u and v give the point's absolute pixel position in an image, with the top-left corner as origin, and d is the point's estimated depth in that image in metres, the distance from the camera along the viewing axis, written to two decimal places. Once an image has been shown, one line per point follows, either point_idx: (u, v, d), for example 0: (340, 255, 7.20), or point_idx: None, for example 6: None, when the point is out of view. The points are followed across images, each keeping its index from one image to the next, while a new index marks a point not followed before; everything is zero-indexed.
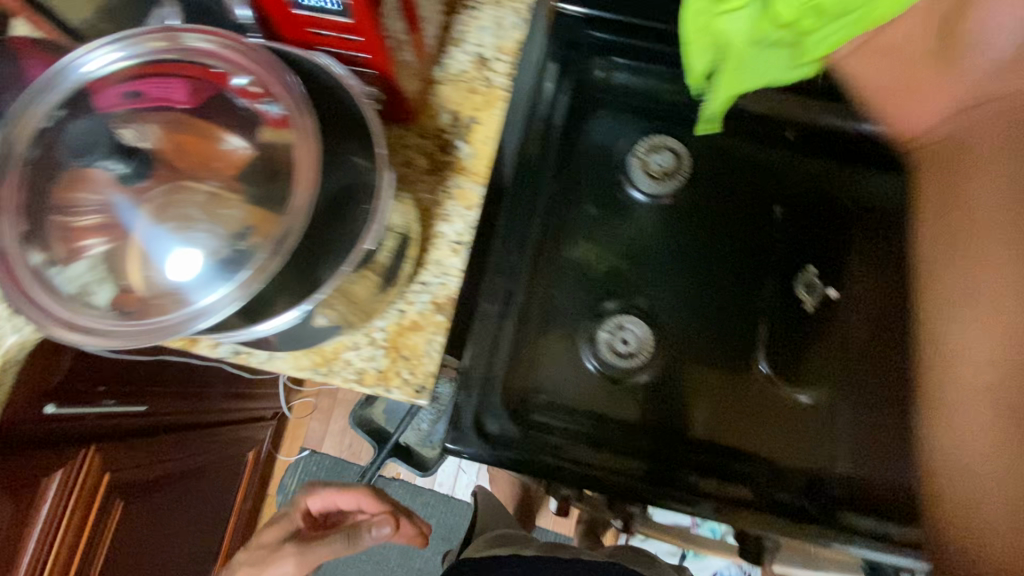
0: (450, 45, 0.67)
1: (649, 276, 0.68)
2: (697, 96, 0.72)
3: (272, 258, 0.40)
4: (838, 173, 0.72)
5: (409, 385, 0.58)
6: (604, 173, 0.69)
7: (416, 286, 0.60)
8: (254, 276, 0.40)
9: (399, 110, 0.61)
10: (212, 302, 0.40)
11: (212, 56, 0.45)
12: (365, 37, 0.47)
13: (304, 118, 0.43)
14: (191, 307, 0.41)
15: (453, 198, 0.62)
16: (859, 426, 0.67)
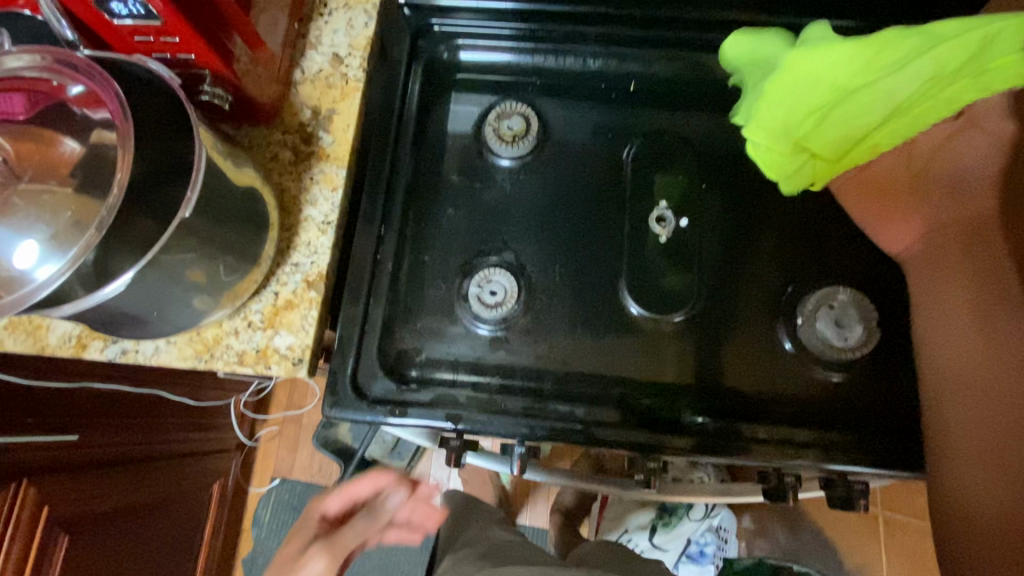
0: (306, 48, 0.71)
1: (511, 232, 0.69)
2: (543, 60, 0.75)
3: (96, 232, 0.45)
4: (688, 111, 0.73)
5: (288, 359, 0.61)
6: (460, 148, 0.73)
7: (288, 268, 0.64)
8: (80, 251, 0.45)
9: (255, 111, 0.66)
10: (45, 278, 0.45)
11: (43, 71, 0.49)
12: (184, 37, 0.53)
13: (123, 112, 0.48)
14: (28, 288, 0.45)
15: (318, 183, 0.67)
16: (737, 344, 0.65)
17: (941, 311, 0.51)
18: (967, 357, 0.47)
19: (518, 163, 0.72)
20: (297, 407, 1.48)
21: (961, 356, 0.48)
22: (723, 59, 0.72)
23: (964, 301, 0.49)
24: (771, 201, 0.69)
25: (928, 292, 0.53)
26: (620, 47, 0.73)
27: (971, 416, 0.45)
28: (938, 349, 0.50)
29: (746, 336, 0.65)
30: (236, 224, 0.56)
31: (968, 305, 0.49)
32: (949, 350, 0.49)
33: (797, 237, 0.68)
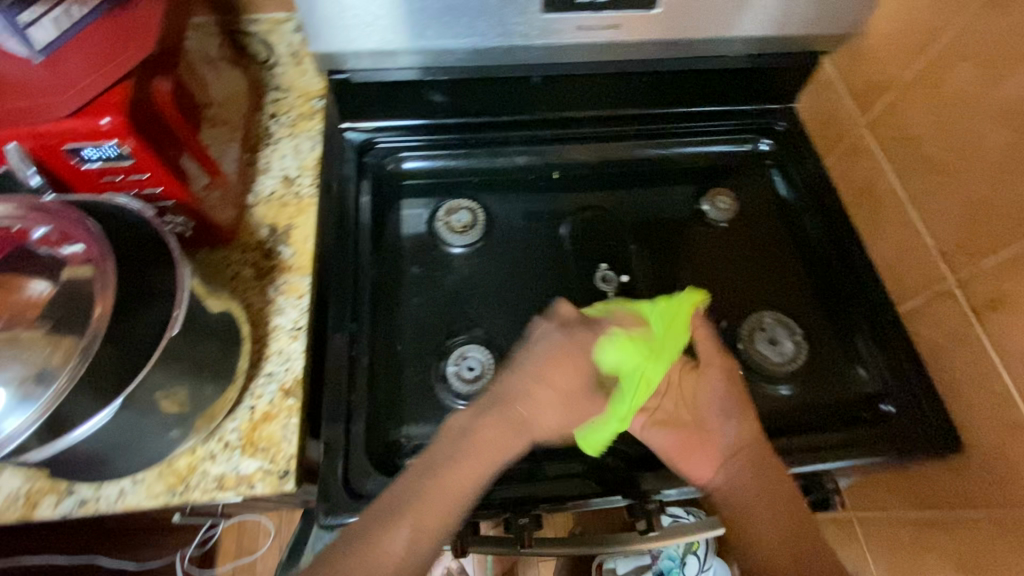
0: (257, 174, 0.77)
1: (475, 311, 0.74)
2: (475, 162, 0.85)
3: (75, 369, 0.46)
4: (609, 189, 0.86)
5: (272, 474, 0.59)
6: (418, 243, 0.79)
7: (262, 379, 0.64)
8: (55, 393, 0.45)
9: (215, 235, 0.68)
10: (14, 426, 0.44)
11: (11, 218, 0.50)
12: (152, 171, 0.56)
13: (104, 248, 0.50)
14: None
15: (283, 293, 0.69)
16: None
17: (779, 488, 0.58)
18: (774, 530, 0.56)
19: (470, 250, 0.79)
20: (248, 555, 1.29)
21: (772, 534, 0.55)
22: (625, 146, 0.87)
23: (785, 487, 0.58)
24: (693, 251, 0.82)
25: (744, 484, 0.58)
26: (540, 145, 0.86)
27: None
28: (763, 520, 0.56)
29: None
30: (210, 340, 0.57)
31: (786, 496, 0.57)
32: (772, 521, 0.56)
33: (717, 279, 0.80)
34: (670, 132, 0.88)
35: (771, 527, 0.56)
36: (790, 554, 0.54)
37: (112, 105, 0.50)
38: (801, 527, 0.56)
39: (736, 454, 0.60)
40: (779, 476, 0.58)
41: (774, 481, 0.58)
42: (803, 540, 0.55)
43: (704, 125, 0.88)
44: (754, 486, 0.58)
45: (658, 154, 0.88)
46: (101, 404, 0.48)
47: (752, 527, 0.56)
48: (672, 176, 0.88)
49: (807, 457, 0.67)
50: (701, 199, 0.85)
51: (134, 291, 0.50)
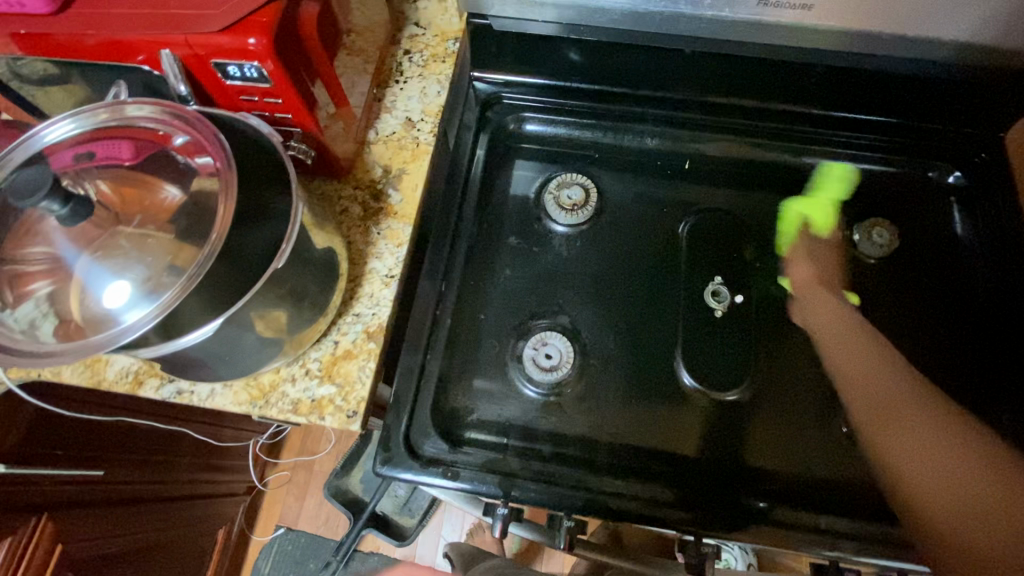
0: (381, 111, 0.76)
1: (566, 296, 0.71)
2: (602, 135, 0.78)
3: (192, 277, 0.48)
4: (748, 190, 0.75)
5: (342, 411, 0.61)
6: (523, 210, 0.76)
7: (349, 318, 0.65)
8: (174, 295, 0.48)
9: (332, 167, 0.69)
10: (136, 320, 0.48)
11: (157, 122, 0.54)
12: (284, 97, 0.56)
13: (228, 159, 0.51)
14: (118, 326, 0.48)
15: (385, 237, 0.69)
16: (785, 422, 0.64)
17: (876, 391, 0.64)
18: (927, 451, 0.61)
19: (573, 230, 0.74)
20: (310, 452, 1.46)
21: (934, 453, 0.61)
22: (778, 146, 0.75)
23: (884, 397, 0.63)
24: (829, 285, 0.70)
25: (874, 406, 0.64)
26: (677, 129, 0.77)
27: (949, 477, 0.60)
28: (904, 439, 0.62)
29: (804, 424, 0.64)
30: (310, 273, 0.58)
31: (913, 402, 0.63)
32: (906, 443, 0.62)
33: (856, 326, 0.67)
34: (835, 141, 0.74)
35: (916, 446, 0.61)
36: (950, 452, 0.60)
37: (259, 24, 0.50)
38: (952, 429, 0.61)
39: (829, 354, 0.66)
40: (874, 379, 0.64)
41: (882, 392, 0.64)
42: (969, 448, 0.60)
43: (878, 140, 0.74)
44: (869, 403, 0.64)
45: (814, 164, 0.75)
46: (207, 315, 0.50)
47: (901, 441, 0.62)
48: (826, 191, 0.74)
49: (870, 548, 0.58)
50: (853, 226, 0.72)
51: (255, 208, 0.52)
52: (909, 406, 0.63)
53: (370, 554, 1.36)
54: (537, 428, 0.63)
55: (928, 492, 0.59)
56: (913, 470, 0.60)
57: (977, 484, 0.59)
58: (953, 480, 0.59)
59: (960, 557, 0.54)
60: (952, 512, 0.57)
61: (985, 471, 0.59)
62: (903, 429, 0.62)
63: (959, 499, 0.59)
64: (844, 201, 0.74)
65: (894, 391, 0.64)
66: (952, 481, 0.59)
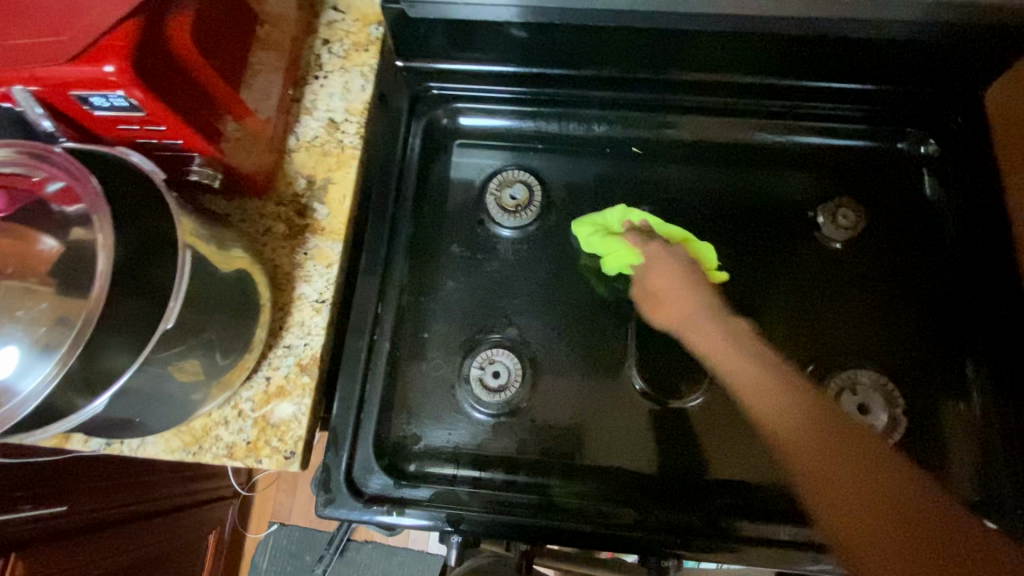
0: (301, 114, 0.69)
1: (514, 305, 0.67)
2: (545, 122, 0.72)
3: (84, 330, 0.42)
4: (705, 177, 0.70)
5: (279, 452, 0.58)
6: (464, 213, 0.70)
7: (280, 351, 0.61)
8: (68, 351, 0.42)
9: (246, 184, 0.63)
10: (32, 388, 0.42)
11: (23, 166, 0.47)
12: (167, 125, 0.51)
13: (100, 203, 0.45)
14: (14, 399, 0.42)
15: (312, 258, 0.64)
16: (745, 429, 0.62)
17: (744, 371, 0.56)
18: (800, 433, 0.52)
19: (519, 233, 0.69)
20: None
21: (815, 433, 0.51)
22: (735, 123, 0.70)
23: (752, 377, 0.56)
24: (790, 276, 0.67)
25: (745, 382, 0.56)
26: (626, 111, 0.70)
27: (863, 482, 0.48)
28: (775, 411, 0.54)
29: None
30: (223, 314, 0.54)
31: (815, 439, 0.51)
32: (789, 415, 0.53)
33: (814, 320, 0.65)
34: (794, 113, 0.69)
35: (795, 426, 0.52)
36: (810, 445, 0.51)
37: (113, 48, 0.44)
38: (815, 425, 0.52)
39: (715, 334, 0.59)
40: (736, 362, 0.57)
41: (774, 380, 0.55)
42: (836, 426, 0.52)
43: (846, 109, 0.68)
44: (761, 380, 0.55)
45: (772, 141, 0.70)
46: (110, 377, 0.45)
47: (762, 409, 0.55)
48: (785, 168, 0.70)
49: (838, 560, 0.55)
50: (818, 209, 0.67)
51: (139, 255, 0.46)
52: (775, 393, 0.54)
53: (364, 542, 1.39)
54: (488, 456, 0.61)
55: (826, 482, 0.49)
56: (800, 441, 0.52)
57: (849, 500, 0.48)
58: (865, 504, 0.48)
59: (866, 569, 0.46)
60: (841, 506, 0.48)
61: (809, 428, 0.52)
62: (803, 424, 0.52)
63: (857, 539, 0.47)
64: (808, 175, 0.70)
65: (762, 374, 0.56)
66: (845, 478, 0.49)
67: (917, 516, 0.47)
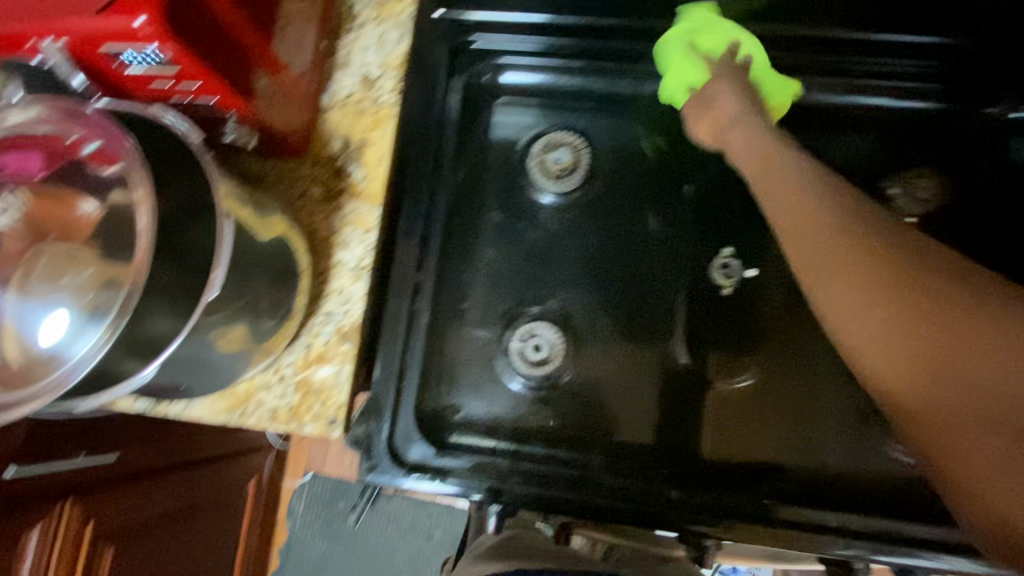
0: (334, 69, 0.65)
1: (556, 275, 0.64)
2: (594, 78, 0.67)
3: (130, 296, 0.42)
4: None
5: (321, 418, 0.58)
6: (506, 177, 0.67)
7: (320, 318, 0.60)
8: (117, 318, 0.42)
9: (281, 145, 0.61)
10: (82, 355, 0.42)
11: (59, 125, 0.46)
12: (201, 82, 0.48)
13: (139, 163, 0.44)
14: (66, 364, 0.42)
15: (350, 223, 0.62)
16: (795, 412, 0.60)
17: (832, 251, 0.45)
18: (861, 306, 0.42)
19: (563, 199, 0.66)
20: None
21: (856, 301, 0.42)
22: (807, 82, 0.63)
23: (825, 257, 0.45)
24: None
25: (811, 222, 0.46)
26: None
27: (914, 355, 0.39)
28: (835, 275, 0.44)
29: (823, 408, 0.59)
30: (265, 281, 0.53)
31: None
32: (842, 248, 0.44)
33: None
34: (871, 69, 0.62)
35: (839, 289, 0.43)
36: (873, 298, 0.42)
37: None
38: (873, 259, 0.43)
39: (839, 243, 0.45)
40: (851, 273, 0.43)
41: (832, 233, 0.45)
42: (897, 282, 0.41)
43: (927, 67, 0.61)
44: (838, 278, 0.44)
45: (848, 103, 0.64)
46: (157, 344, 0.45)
47: (830, 290, 0.44)
48: (857, 133, 0.64)
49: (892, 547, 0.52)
50: (891, 179, 0.63)
51: (179, 217, 0.45)
52: (876, 284, 0.42)
53: (394, 494, 1.43)
54: (526, 426, 0.60)
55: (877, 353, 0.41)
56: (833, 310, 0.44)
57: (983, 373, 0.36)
58: (919, 388, 0.38)
59: (972, 501, 0.34)
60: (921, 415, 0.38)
61: (882, 307, 0.41)
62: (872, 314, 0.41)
63: (931, 405, 0.38)
64: (883, 142, 0.64)
65: (865, 266, 0.43)
66: (916, 350, 0.39)
67: (998, 388, 0.35)
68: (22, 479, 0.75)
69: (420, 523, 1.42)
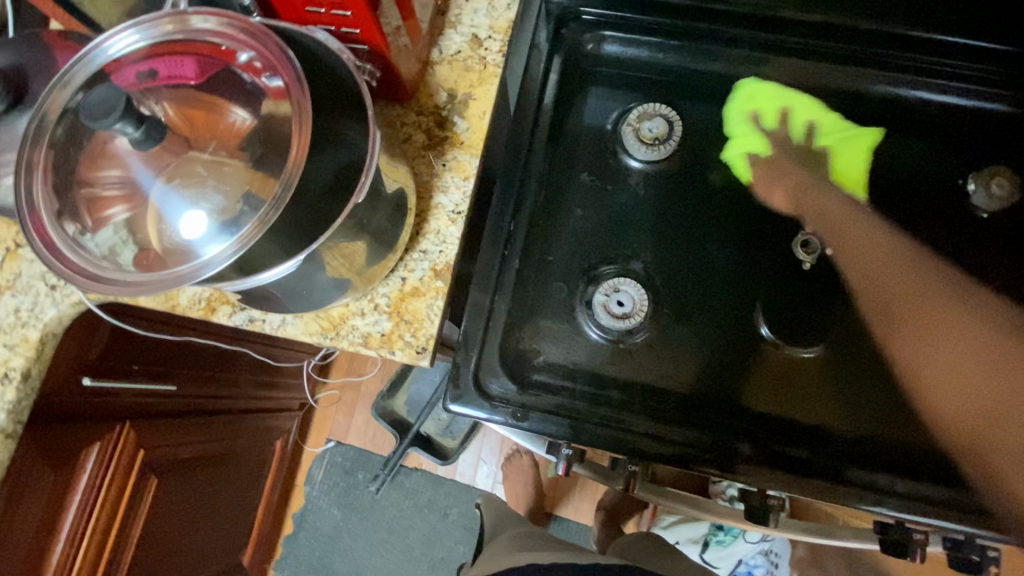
0: (445, 28, 0.68)
1: (642, 239, 0.67)
2: (689, 59, 0.70)
3: (272, 210, 0.45)
4: (860, 139, 0.69)
5: (411, 346, 0.60)
6: (600, 143, 0.70)
7: (416, 254, 0.63)
8: (254, 228, 0.45)
9: (395, 90, 0.64)
10: (216, 254, 0.45)
11: (222, 35, 0.50)
12: (353, 13, 0.52)
13: (295, 69, 0.48)
14: (197, 260, 0.45)
15: (451, 170, 0.65)
16: (872, 388, 0.61)
17: None
18: None
19: (649, 167, 0.69)
20: (357, 374, 1.51)
21: None
22: (891, 78, 0.67)
23: None
24: (741, 264, 0.66)
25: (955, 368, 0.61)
26: (773, 55, 0.69)
27: None
28: None
29: (907, 391, 0.61)
30: (383, 210, 0.56)
31: None
32: None
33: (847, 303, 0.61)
34: (947, 74, 0.66)
35: None
36: None
37: None
38: None
39: None
40: None
41: None
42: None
43: (1005, 73, 0.65)
44: None
45: (929, 101, 0.67)
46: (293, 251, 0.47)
47: None
48: (936, 131, 0.67)
49: (920, 506, 0.57)
50: (971, 176, 0.65)
51: (325, 125, 0.48)
52: None
53: (415, 470, 1.45)
54: (604, 375, 0.62)
55: None
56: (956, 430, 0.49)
57: None
58: None
59: None
60: None
61: None
62: None
63: None
64: (961, 147, 0.66)
65: None
66: None
67: None
68: (89, 393, 0.78)
69: (438, 500, 1.43)
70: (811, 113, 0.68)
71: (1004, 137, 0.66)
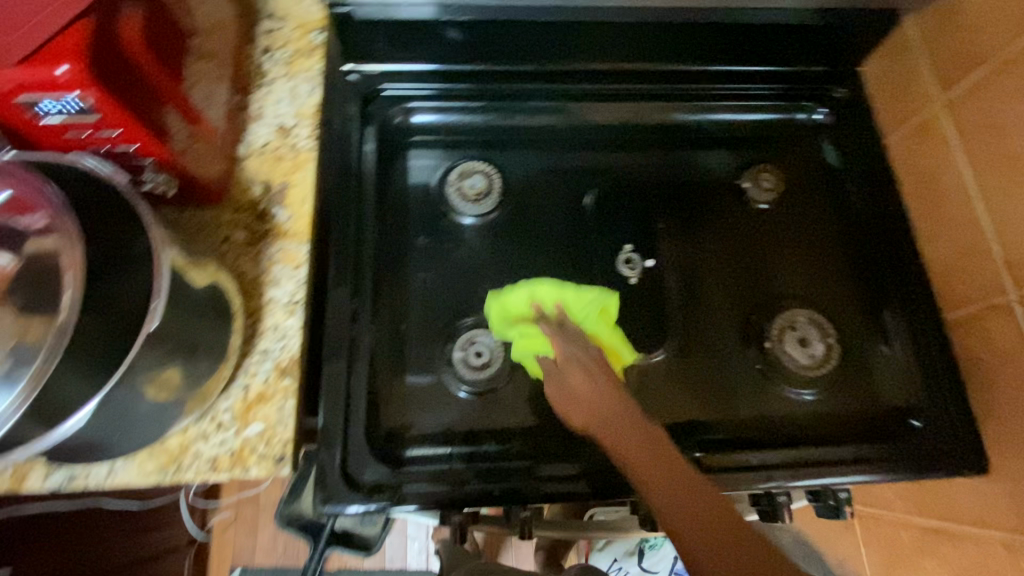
0: (248, 122, 0.67)
1: (486, 288, 0.70)
2: (494, 116, 0.76)
3: (48, 360, 0.40)
4: (649, 160, 0.77)
5: (267, 458, 0.56)
6: (427, 204, 0.73)
7: (256, 356, 0.59)
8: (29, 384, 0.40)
9: (200, 193, 0.61)
10: None
11: None
12: (123, 129, 0.49)
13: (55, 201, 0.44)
14: None
15: (278, 261, 0.62)
16: (706, 375, 0.69)
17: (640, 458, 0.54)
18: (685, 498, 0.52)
19: (482, 220, 0.72)
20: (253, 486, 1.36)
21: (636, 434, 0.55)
22: (662, 106, 0.78)
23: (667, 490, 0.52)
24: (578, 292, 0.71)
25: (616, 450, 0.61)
26: (566, 102, 0.76)
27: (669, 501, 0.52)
28: (637, 457, 0.54)
29: (732, 369, 0.69)
30: (201, 322, 0.52)
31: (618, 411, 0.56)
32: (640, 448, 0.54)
33: (622, 406, 0.56)
34: (706, 96, 0.78)
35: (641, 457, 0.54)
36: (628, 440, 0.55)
37: (71, 50, 0.43)
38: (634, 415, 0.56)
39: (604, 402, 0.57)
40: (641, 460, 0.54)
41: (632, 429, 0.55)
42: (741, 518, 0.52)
43: (747, 89, 0.78)
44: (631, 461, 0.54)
45: (697, 121, 0.78)
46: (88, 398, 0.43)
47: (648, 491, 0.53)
48: (711, 145, 0.78)
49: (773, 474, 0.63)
50: (743, 175, 0.77)
51: (106, 252, 0.44)
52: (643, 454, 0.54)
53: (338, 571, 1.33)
54: (477, 429, 0.63)
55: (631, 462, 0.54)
56: (686, 525, 0.51)
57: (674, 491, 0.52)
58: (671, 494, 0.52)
59: None
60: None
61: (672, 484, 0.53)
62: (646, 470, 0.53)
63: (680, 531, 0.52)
64: (727, 152, 0.79)
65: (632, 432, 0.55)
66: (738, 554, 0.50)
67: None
68: None
69: None
70: (558, 297, 0.67)
71: (758, 141, 0.79)
